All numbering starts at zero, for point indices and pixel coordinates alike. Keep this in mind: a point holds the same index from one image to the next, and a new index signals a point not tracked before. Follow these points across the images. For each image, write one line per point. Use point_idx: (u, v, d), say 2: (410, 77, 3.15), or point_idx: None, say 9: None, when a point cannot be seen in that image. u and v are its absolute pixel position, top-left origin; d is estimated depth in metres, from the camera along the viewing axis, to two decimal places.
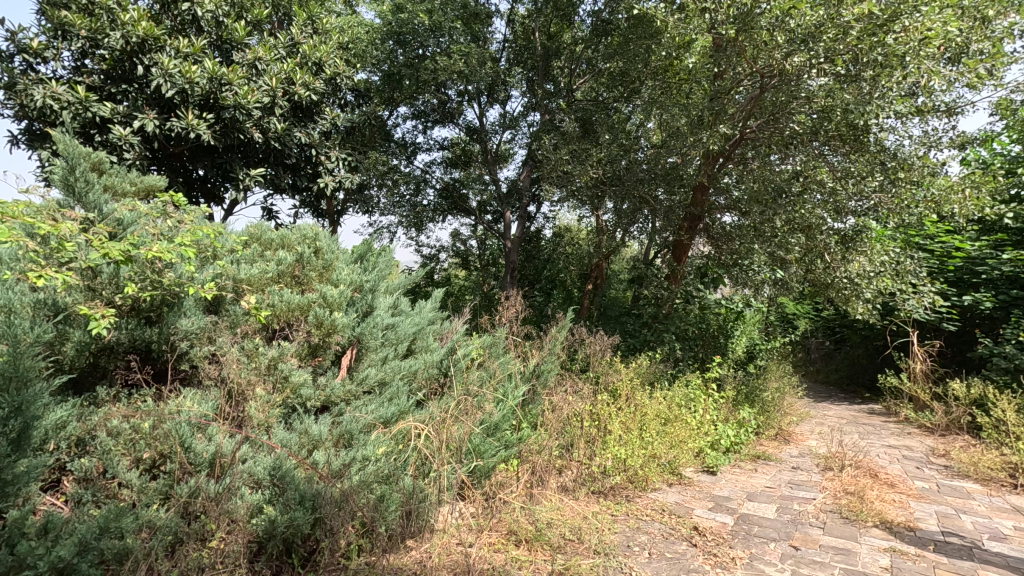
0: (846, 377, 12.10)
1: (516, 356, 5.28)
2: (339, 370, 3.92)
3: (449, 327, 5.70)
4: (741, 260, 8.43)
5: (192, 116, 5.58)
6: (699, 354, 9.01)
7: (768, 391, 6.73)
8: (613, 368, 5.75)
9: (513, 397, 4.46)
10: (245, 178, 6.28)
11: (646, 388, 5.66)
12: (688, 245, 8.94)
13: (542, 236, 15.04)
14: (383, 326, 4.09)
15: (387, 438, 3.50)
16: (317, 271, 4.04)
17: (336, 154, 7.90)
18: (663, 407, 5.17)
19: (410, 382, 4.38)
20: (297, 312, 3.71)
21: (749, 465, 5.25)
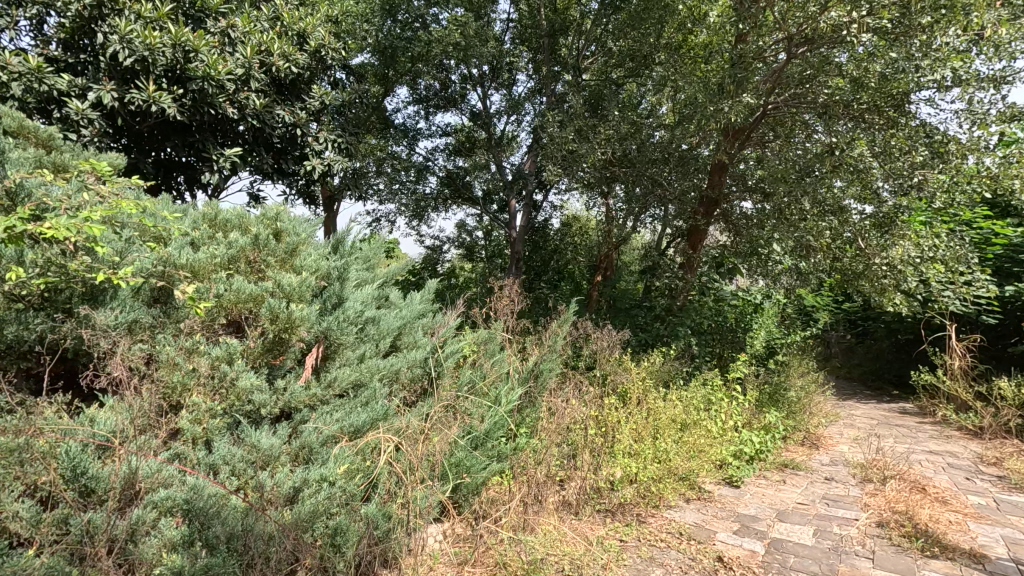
0: (872, 374, 11.40)
1: (513, 353, 4.71)
2: (303, 371, 3.39)
3: (440, 321, 5.16)
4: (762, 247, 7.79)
5: (154, 87, 5.05)
6: (716, 349, 8.40)
7: (793, 390, 6.11)
8: (622, 366, 5.17)
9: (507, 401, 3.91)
10: (219, 159, 5.76)
11: (660, 388, 5.09)
12: (704, 232, 8.31)
13: (549, 226, 14.47)
14: (355, 321, 3.54)
15: (352, 453, 2.97)
16: (277, 257, 3.48)
17: (325, 135, 7.44)
18: (680, 411, 4.59)
19: (389, 384, 3.83)
20: (249, 305, 3.15)
21: (777, 476, 4.67)
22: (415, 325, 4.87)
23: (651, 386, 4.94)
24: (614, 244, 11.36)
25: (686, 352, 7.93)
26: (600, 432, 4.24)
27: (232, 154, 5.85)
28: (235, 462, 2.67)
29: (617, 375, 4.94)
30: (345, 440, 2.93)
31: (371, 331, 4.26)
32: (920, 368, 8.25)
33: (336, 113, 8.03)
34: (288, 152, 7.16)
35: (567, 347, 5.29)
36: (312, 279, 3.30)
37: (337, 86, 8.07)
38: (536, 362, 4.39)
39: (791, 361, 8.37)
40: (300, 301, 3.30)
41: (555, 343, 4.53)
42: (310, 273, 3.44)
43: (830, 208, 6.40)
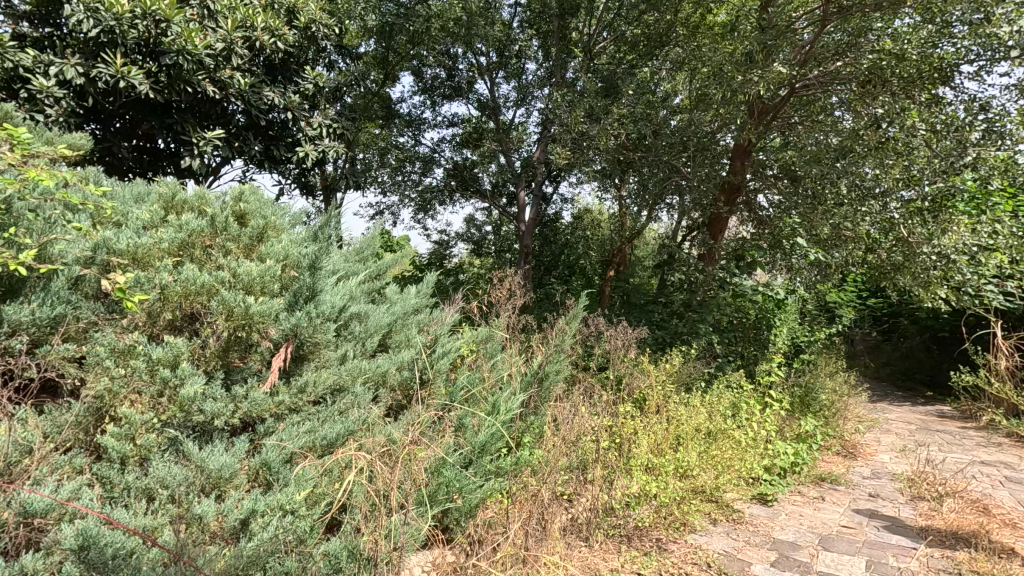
0: (903, 374, 10.83)
1: (516, 353, 4.24)
2: (269, 375, 2.93)
3: (436, 318, 4.69)
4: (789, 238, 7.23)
5: (122, 62, 4.63)
6: (739, 347, 7.82)
7: (826, 393, 5.56)
8: (638, 367, 4.68)
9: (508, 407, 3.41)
10: (200, 142, 5.32)
11: (681, 393, 4.59)
12: (725, 220, 7.75)
13: (560, 220, 13.99)
14: (330, 316, 3.07)
15: (318, 473, 2.50)
16: (239, 243, 3.01)
17: (319, 119, 7.00)
18: (704, 418, 4.08)
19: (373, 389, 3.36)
20: (200, 298, 2.68)
21: (815, 492, 4.13)
22: (406, 323, 4.41)
23: (669, 390, 4.45)
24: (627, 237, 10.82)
25: (707, 351, 7.37)
26: (614, 443, 3.75)
27: (213, 136, 5.41)
28: (173, 486, 2.22)
29: (632, 378, 4.45)
30: (309, 459, 2.46)
31: (354, 328, 3.79)
32: (961, 369, 7.64)
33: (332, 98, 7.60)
34: (278, 137, 6.73)
35: (577, 347, 4.81)
36: (278, 268, 2.82)
37: (332, 69, 7.64)
38: (543, 364, 3.89)
39: (820, 361, 7.78)
40: (263, 294, 2.82)
41: (563, 342, 4.04)
42: (275, 261, 2.96)
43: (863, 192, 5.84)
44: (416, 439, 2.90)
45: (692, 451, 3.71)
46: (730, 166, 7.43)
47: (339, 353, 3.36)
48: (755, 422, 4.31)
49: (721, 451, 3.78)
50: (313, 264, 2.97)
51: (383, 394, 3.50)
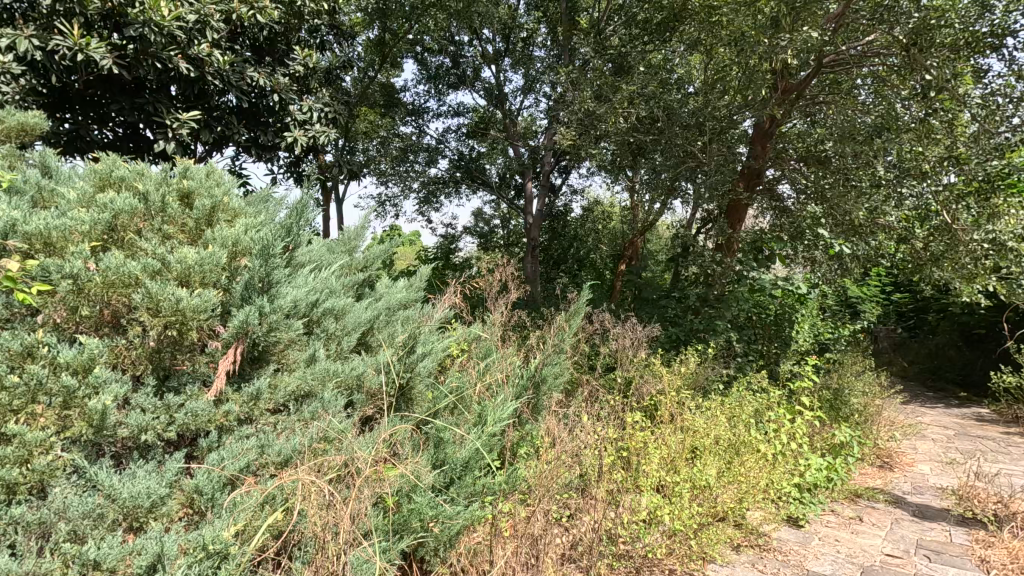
0: (934, 373, 10.25)
1: (512, 352, 3.82)
2: (213, 380, 2.51)
3: (426, 314, 4.28)
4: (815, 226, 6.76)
5: (83, 34, 4.25)
6: (759, 346, 7.32)
7: (858, 396, 5.06)
8: (648, 368, 4.24)
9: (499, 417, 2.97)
10: (174, 124, 4.93)
11: (696, 397, 4.12)
12: (744, 207, 7.24)
13: (569, 213, 13.54)
14: (288, 312, 2.66)
15: (257, 501, 2.08)
16: (180, 226, 2.57)
17: (310, 103, 6.63)
18: (724, 427, 3.61)
19: (342, 396, 2.96)
20: (127, 290, 2.27)
21: (851, 512, 3.64)
22: (392, 320, 4.00)
23: (684, 396, 3.97)
24: (638, 229, 10.34)
25: (725, 350, 6.88)
26: (621, 456, 3.30)
27: (189, 118, 5.02)
28: (76, 519, 1.89)
29: (642, 381, 4.00)
30: (246, 485, 2.05)
31: (328, 326, 3.38)
32: (1002, 368, 7.08)
33: (325, 82, 7.23)
34: (265, 122, 6.35)
35: (580, 345, 4.37)
36: (223, 255, 2.41)
37: (325, 51, 7.27)
38: (539, 366, 3.46)
39: (847, 360, 7.26)
40: (203, 286, 2.40)
41: (563, 341, 3.61)
42: (221, 247, 2.55)
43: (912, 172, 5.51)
44: (385, 456, 2.48)
45: (710, 467, 3.24)
46: (750, 150, 6.94)
47: (305, 354, 2.95)
48: (781, 431, 3.83)
49: (744, 465, 3.30)
50: (266, 250, 2.56)
51: (356, 400, 3.08)
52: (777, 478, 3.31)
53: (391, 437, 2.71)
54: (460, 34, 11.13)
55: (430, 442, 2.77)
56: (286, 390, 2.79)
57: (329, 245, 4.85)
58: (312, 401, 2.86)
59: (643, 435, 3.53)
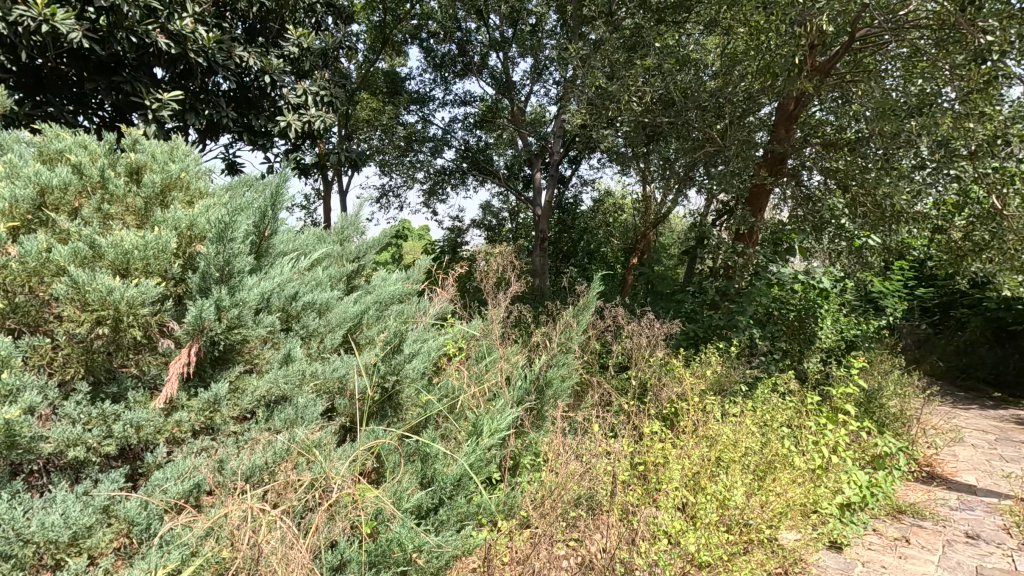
0: (963, 371, 9.79)
1: (514, 352, 3.46)
2: (160, 386, 2.17)
3: (422, 309, 3.93)
4: (838, 217, 6.64)
5: (50, 3, 3.92)
6: (782, 343, 6.89)
7: (894, 399, 4.63)
8: (664, 370, 3.86)
9: (498, 426, 2.60)
10: (154, 103, 4.60)
11: (720, 404, 3.74)
12: (767, 190, 6.81)
13: (578, 205, 13.18)
14: (251, 306, 2.32)
15: (198, 536, 1.73)
16: (123, 205, 2.22)
17: (305, 86, 6.30)
18: (752, 437, 3.21)
19: (319, 402, 2.61)
20: (50, 280, 1.95)
21: (895, 532, 3.23)
22: (383, 314, 3.65)
23: (709, 401, 3.59)
24: (651, 221, 9.93)
25: (747, 348, 6.44)
26: (635, 473, 2.91)
27: (171, 98, 4.70)
28: None
29: (661, 387, 3.62)
30: (184, 515, 1.70)
31: (308, 322, 3.04)
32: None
33: (324, 65, 6.95)
34: (257, 107, 6.03)
35: (590, 344, 4.00)
36: (171, 239, 2.08)
37: (322, 31, 7.05)
38: (543, 367, 3.09)
39: (875, 358, 6.81)
40: (146, 276, 2.07)
41: (570, 339, 3.24)
42: (172, 231, 2.21)
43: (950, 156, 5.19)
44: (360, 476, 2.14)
45: (738, 483, 2.84)
46: (775, 133, 6.53)
47: (279, 354, 2.63)
48: (817, 442, 3.44)
49: (779, 480, 2.91)
50: (227, 233, 2.21)
51: (335, 407, 2.73)
52: (816, 495, 2.90)
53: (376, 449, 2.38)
54: (467, 19, 10.82)
55: (417, 456, 2.42)
56: (253, 394, 2.45)
57: (319, 235, 4.51)
58: (284, 408, 2.54)
59: (663, 446, 3.14)
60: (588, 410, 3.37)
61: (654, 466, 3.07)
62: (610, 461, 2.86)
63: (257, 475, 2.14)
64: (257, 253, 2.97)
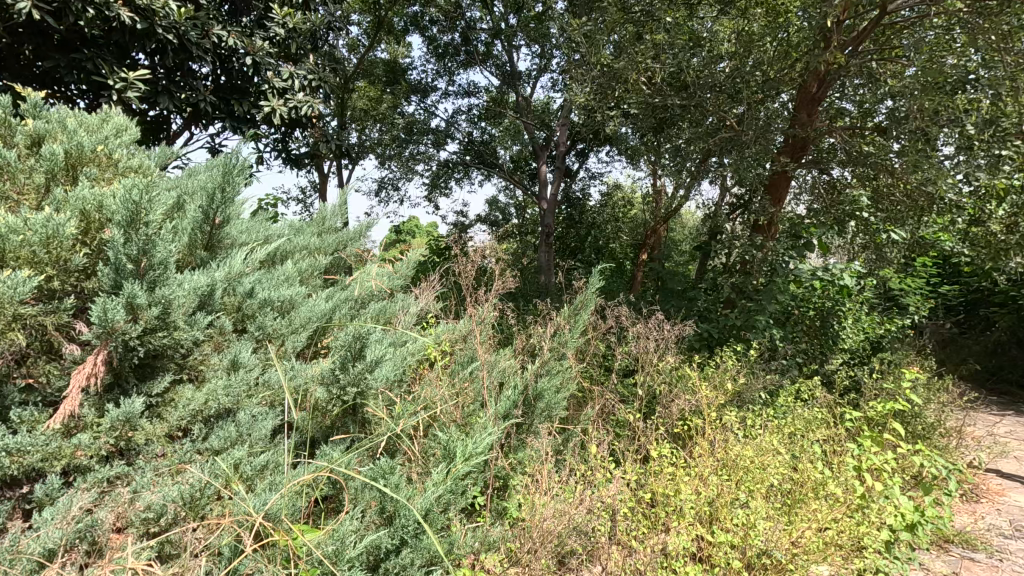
0: (993, 374, 9.26)
1: (503, 358, 3.07)
2: (60, 401, 1.83)
3: (405, 307, 3.56)
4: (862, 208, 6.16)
5: None
6: (802, 344, 6.42)
7: (930, 407, 4.18)
8: (674, 377, 3.46)
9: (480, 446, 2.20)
10: (118, 82, 4.26)
11: (740, 420, 3.34)
12: (788, 178, 6.36)
13: (586, 200, 12.79)
14: (175, 305, 1.96)
15: None
16: (18, 182, 1.90)
17: (291, 68, 5.95)
18: (776, 459, 2.82)
19: (270, 416, 2.25)
20: None
21: (944, 567, 2.77)
22: (358, 313, 3.26)
23: (729, 417, 3.16)
24: (661, 214, 9.51)
25: (766, 350, 6.00)
26: (639, 511, 2.52)
27: (137, 78, 4.36)
28: None
29: (671, 399, 3.23)
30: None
31: (266, 322, 2.66)
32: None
33: (315, 48, 6.59)
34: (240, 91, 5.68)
35: (590, 347, 3.60)
36: (64, 222, 1.74)
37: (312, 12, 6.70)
38: (534, 375, 2.69)
39: (903, 361, 6.32)
40: (32, 266, 1.74)
41: (567, 343, 2.84)
42: (74, 211, 1.85)
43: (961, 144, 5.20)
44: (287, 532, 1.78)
45: (760, 510, 2.43)
46: (795, 118, 6.08)
47: (224, 360, 2.30)
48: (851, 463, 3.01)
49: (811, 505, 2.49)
50: (139, 215, 1.84)
51: (291, 420, 2.36)
52: (854, 525, 2.47)
53: (332, 477, 1.99)
54: (470, 7, 10.51)
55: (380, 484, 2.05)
56: (185, 407, 2.08)
57: (298, 226, 4.14)
58: (226, 421, 2.16)
59: (672, 472, 2.74)
60: (588, 424, 2.97)
61: (662, 496, 2.66)
62: (614, 488, 2.45)
63: (172, 510, 1.76)
64: (205, 242, 2.60)
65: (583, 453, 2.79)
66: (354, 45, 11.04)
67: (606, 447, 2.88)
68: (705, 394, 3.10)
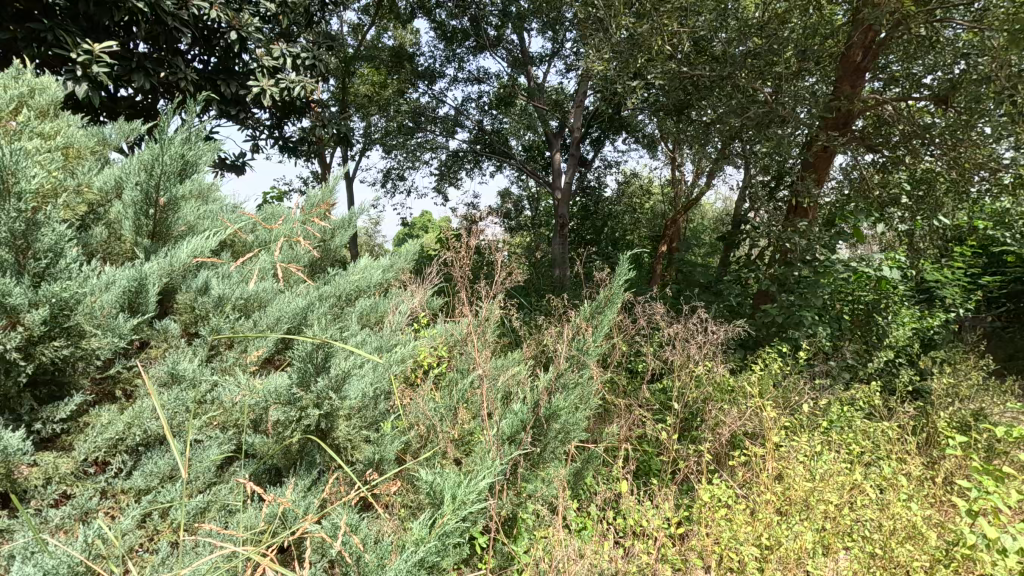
0: None
1: (509, 370, 2.64)
2: None
3: (402, 305, 3.14)
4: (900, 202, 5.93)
5: None
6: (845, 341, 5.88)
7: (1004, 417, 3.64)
8: (712, 402, 3.24)
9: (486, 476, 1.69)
10: (80, 54, 3.83)
11: (797, 443, 3.11)
12: (828, 157, 5.84)
13: (602, 190, 12.28)
14: (67, 304, 1.49)
15: None
16: None
17: (281, 46, 5.51)
18: (844, 493, 2.62)
19: (219, 445, 1.84)
20: None
21: None
22: (344, 313, 2.81)
23: (800, 444, 2.98)
24: (683, 203, 9.00)
25: (802, 349, 5.51)
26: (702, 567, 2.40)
27: (103, 50, 3.92)
28: None
29: (722, 425, 3.02)
30: None
31: (222, 325, 2.20)
32: None
33: (309, 25, 6.10)
34: (226, 70, 5.24)
35: (612, 353, 3.17)
36: None
37: None
38: (546, 391, 2.22)
39: (956, 359, 5.75)
40: None
41: (597, 338, 2.27)
42: None
43: (1018, 115, 4.69)
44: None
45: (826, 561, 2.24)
46: (835, 92, 5.49)
47: (161, 371, 1.85)
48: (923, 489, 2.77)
49: (896, 541, 2.26)
50: (7, 182, 1.36)
51: (247, 448, 1.94)
52: (950, 555, 2.21)
53: (297, 534, 1.57)
54: None
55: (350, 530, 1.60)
56: (100, 435, 1.65)
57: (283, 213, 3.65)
58: (159, 450, 1.74)
59: (729, 516, 2.57)
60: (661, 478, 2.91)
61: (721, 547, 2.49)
62: (668, 547, 2.34)
63: None
64: (151, 228, 2.17)
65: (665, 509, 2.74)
66: (358, 30, 10.64)
67: (687, 507, 2.82)
68: (767, 422, 2.92)
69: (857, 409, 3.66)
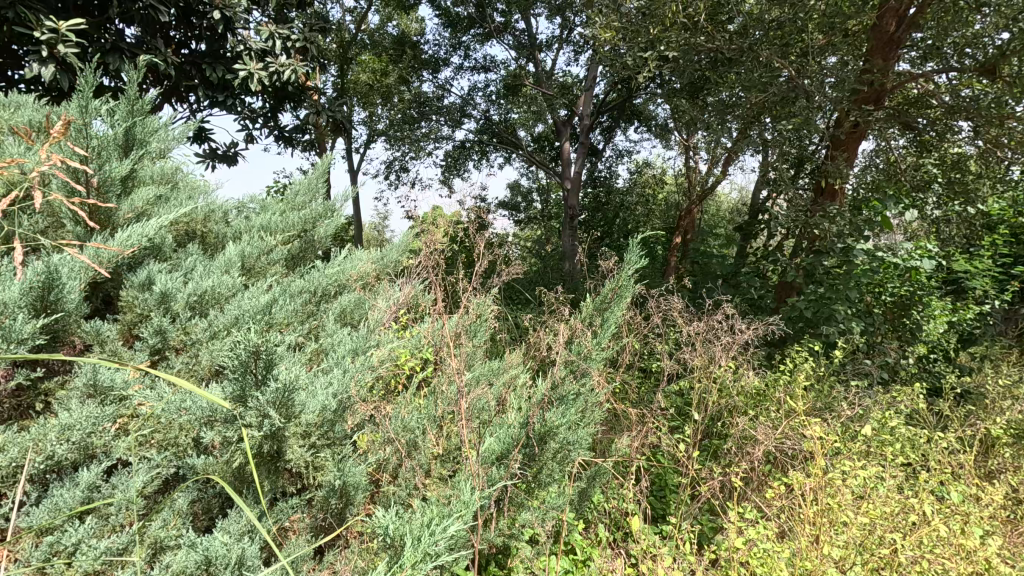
0: None
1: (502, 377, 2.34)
2: None
3: (388, 302, 2.83)
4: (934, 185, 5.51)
5: None
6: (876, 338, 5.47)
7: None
8: (737, 413, 2.90)
9: (462, 519, 1.38)
10: (43, 32, 3.54)
11: (836, 459, 2.76)
12: (857, 137, 5.43)
13: (613, 180, 11.88)
14: None
15: None
16: None
17: (269, 25, 5.20)
18: (902, 535, 2.29)
19: (151, 472, 1.56)
20: None
21: None
22: (320, 311, 2.51)
23: (855, 470, 2.62)
24: (698, 192, 8.60)
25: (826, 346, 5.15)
26: None
27: (69, 28, 3.63)
28: None
29: (754, 442, 2.69)
30: None
31: (168, 325, 1.91)
32: None
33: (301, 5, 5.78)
34: (213, 53, 4.95)
35: (620, 355, 2.85)
36: None
37: None
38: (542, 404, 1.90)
39: (999, 356, 5.32)
40: None
41: (607, 332, 1.92)
42: None
43: None
44: None
45: None
46: (867, 65, 5.05)
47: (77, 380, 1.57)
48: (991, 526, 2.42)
49: None
50: None
51: (190, 477, 1.65)
52: None
53: None
54: None
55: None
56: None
57: (263, 201, 3.34)
58: (71, 479, 1.46)
59: (766, 557, 2.26)
60: (680, 503, 2.62)
61: None
62: None
63: None
64: (89, 215, 1.91)
65: (690, 546, 2.47)
66: (360, 17, 10.35)
67: (715, 542, 2.54)
68: (811, 444, 2.58)
69: (897, 413, 3.27)
